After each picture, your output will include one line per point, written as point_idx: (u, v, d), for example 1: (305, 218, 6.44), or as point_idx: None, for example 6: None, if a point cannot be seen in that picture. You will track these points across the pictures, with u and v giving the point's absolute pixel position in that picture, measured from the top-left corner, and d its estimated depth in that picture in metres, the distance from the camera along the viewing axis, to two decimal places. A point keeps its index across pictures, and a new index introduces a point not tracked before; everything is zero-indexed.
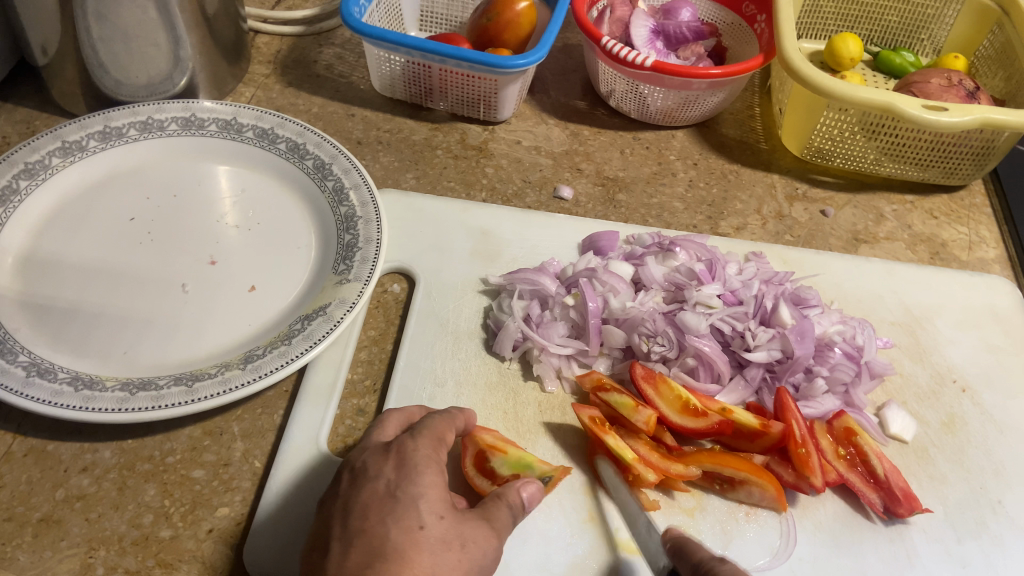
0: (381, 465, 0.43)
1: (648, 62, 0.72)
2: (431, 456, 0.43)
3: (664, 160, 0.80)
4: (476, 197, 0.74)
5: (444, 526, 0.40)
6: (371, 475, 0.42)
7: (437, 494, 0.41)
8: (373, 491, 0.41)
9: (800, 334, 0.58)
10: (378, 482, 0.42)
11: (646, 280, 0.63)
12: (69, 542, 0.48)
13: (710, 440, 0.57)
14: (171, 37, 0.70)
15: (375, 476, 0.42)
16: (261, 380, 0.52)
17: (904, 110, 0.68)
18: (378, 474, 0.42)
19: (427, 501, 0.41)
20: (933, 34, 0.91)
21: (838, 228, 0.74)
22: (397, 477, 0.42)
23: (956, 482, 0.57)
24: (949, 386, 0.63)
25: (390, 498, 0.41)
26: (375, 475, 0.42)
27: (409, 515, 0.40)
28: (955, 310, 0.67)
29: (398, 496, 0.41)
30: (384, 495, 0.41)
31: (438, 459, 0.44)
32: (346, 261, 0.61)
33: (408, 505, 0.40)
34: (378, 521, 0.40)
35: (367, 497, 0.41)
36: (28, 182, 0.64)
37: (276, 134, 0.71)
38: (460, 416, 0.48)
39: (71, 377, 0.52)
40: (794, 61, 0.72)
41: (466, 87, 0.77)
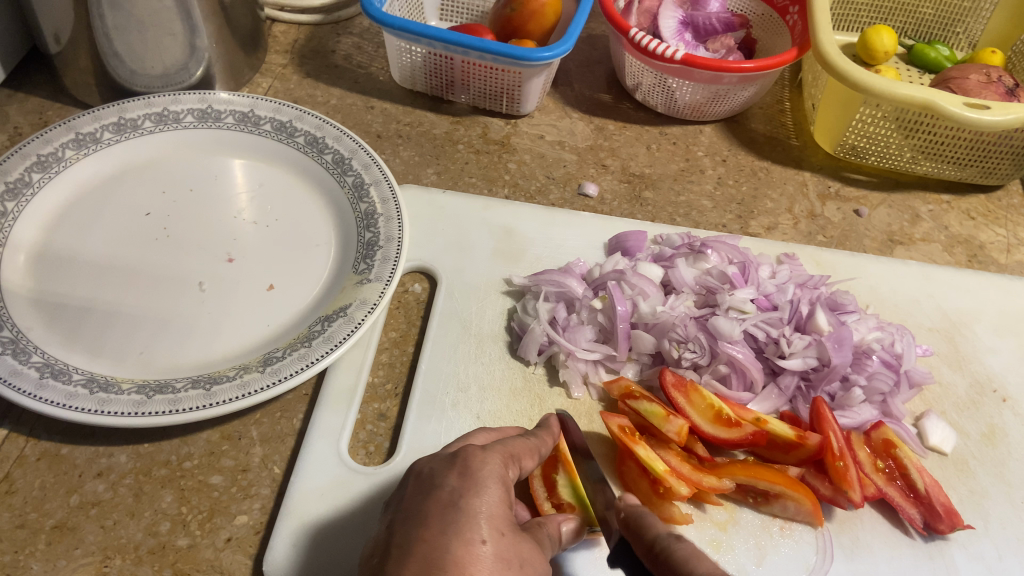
0: (446, 474, 0.40)
1: (678, 56, 0.70)
2: (498, 473, 0.41)
3: (691, 156, 0.77)
4: (498, 193, 0.72)
5: (503, 545, 0.37)
6: (436, 483, 0.40)
7: (500, 512, 0.39)
8: (436, 498, 0.39)
9: (838, 341, 0.56)
10: (443, 491, 0.39)
11: (677, 283, 0.61)
12: (83, 550, 0.47)
13: (742, 450, 0.55)
14: (187, 26, 0.68)
15: (439, 485, 0.39)
16: (281, 384, 0.50)
17: (945, 108, 0.65)
18: (444, 483, 0.39)
19: (490, 517, 0.38)
20: (969, 28, 0.88)
21: (873, 228, 0.72)
22: (462, 487, 0.39)
23: (998, 497, 0.55)
24: (988, 396, 0.60)
25: (453, 509, 0.38)
26: (440, 485, 0.39)
27: (472, 528, 0.37)
28: (995, 316, 0.65)
29: (461, 507, 0.38)
30: (447, 504, 0.38)
31: (505, 477, 0.41)
32: (367, 260, 0.59)
33: (470, 518, 0.37)
34: (439, 530, 0.37)
35: (431, 504, 0.38)
36: (41, 176, 0.62)
37: (294, 127, 0.69)
38: (545, 440, 0.46)
39: (86, 379, 0.50)
40: (830, 55, 0.69)
41: (490, 80, 0.75)
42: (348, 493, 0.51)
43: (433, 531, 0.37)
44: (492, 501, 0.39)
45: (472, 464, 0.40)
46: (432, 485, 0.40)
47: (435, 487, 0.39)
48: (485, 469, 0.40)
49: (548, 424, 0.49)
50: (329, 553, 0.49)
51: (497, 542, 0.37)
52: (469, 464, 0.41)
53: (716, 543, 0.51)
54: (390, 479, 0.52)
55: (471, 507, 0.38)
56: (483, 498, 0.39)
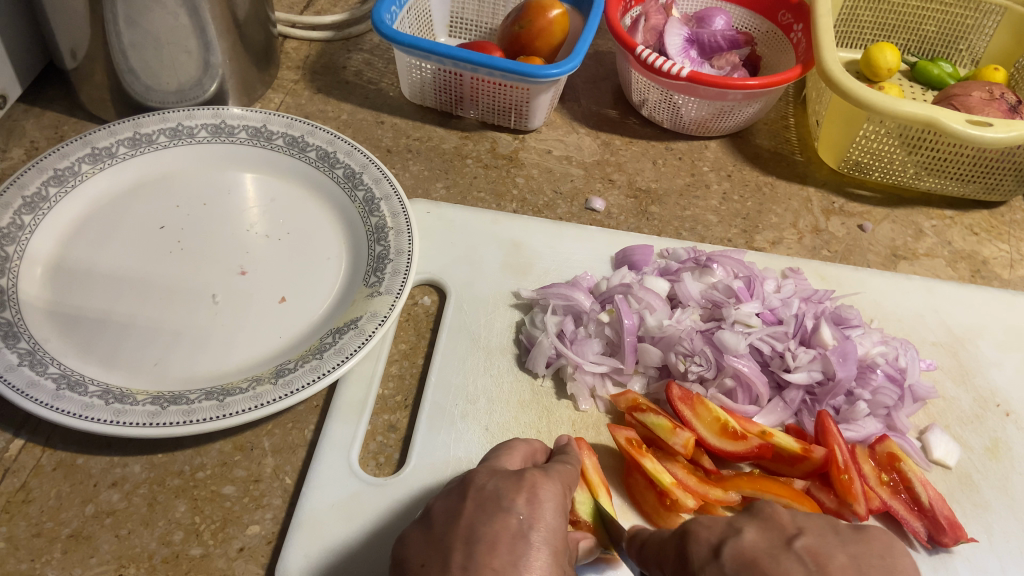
0: (516, 498, 0.40)
1: (684, 72, 0.71)
2: (558, 504, 0.41)
3: (697, 171, 0.78)
4: (507, 208, 0.73)
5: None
6: (505, 506, 0.39)
7: (560, 545, 0.39)
8: (505, 524, 0.38)
9: (842, 355, 0.57)
10: (510, 517, 0.39)
11: (683, 297, 0.61)
12: (99, 559, 0.48)
13: (748, 463, 0.55)
14: (202, 42, 0.69)
15: (508, 509, 0.39)
16: (293, 396, 0.51)
17: (948, 125, 0.66)
18: (512, 507, 0.39)
19: (555, 551, 0.38)
20: (972, 45, 0.89)
21: (876, 243, 0.73)
22: (531, 516, 0.39)
23: (1002, 510, 0.56)
24: (992, 410, 0.61)
25: (523, 539, 0.38)
26: (508, 508, 0.39)
27: (538, 560, 0.37)
28: (998, 331, 0.66)
29: (530, 538, 0.38)
30: (517, 534, 0.38)
31: (563, 506, 0.41)
32: (378, 274, 0.60)
33: (538, 551, 0.38)
34: (509, 561, 0.37)
35: (499, 529, 0.38)
36: (57, 190, 0.63)
37: (306, 142, 0.70)
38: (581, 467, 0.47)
39: (101, 390, 0.51)
40: (834, 73, 0.70)
41: (498, 96, 0.76)
42: (359, 503, 0.52)
43: (503, 561, 0.37)
44: (554, 533, 0.39)
45: (541, 494, 0.41)
46: (498, 507, 0.39)
47: (502, 511, 0.39)
48: (549, 498, 0.41)
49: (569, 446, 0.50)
50: (341, 563, 0.49)
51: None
52: (536, 490, 0.41)
53: None
54: (400, 490, 0.53)
55: (537, 539, 0.38)
56: (549, 530, 0.39)
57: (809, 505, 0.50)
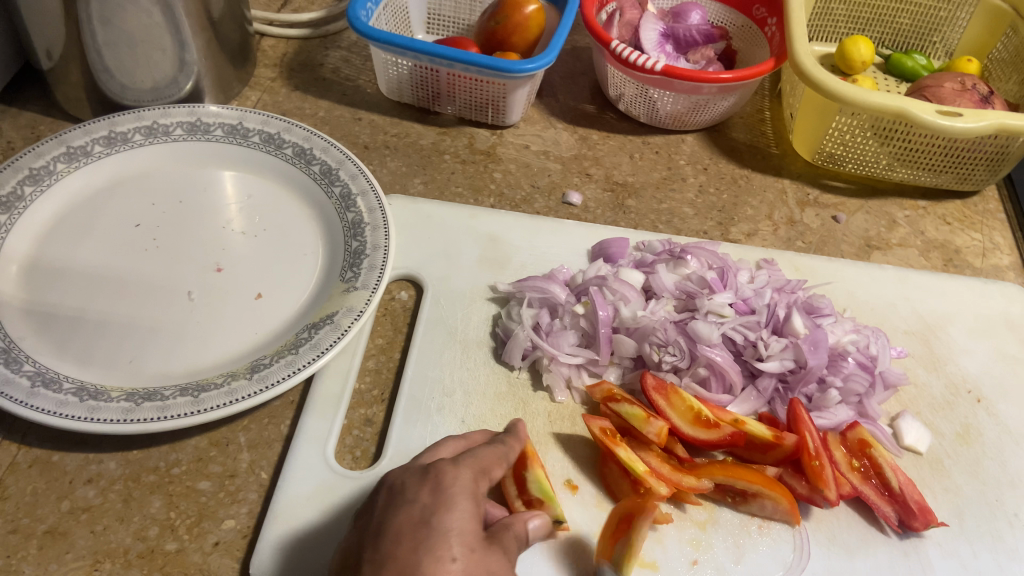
0: (419, 490, 0.41)
1: (658, 66, 0.72)
2: (470, 488, 0.41)
3: (673, 165, 0.79)
4: (484, 203, 0.73)
5: (473, 561, 0.38)
6: (408, 499, 0.41)
7: (471, 528, 0.39)
8: (409, 516, 0.39)
9: (813, 343, 0.57)
10: (414, 507, 0.40)
11: (657, 288, 0.62)
12: (73, 555, 0.48)
13: (722, 452, 0.56)
14: (177, 41, 0.69)
15: (411, 500, 0.40)
16: (268, 391, 0.51)
17: (918, 116, 0.67)
18: (416, 498, 0.40)
19: (461, 534, 0.39)
20: (946, 37, 0.90)
21: (850, 234, 0.74)
22: (434, 503, 0.40)
23: (972, 495, 0.56)
24: (963, 396, 0.62)
25: (425, 526, 0.39)
26: (412, 500, 0.40)
27: (446, 544, 0.38)
28: (969, 318, 0.67)
29: (434, 525, 0.39)
30: (419, 522, 0.39)
31: (476, 490, 0.42)
32: (353, 269, 0.60)
33: (443, 536, 0.38)
34: (411, 548, 0.38)
35: (401, 521, 0.39)
36: (33, 189, 0.63)
37: (282, 139, 0.70)
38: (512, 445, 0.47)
39: (76, 387, 0.51)
40: (806, 65, 0.71)
41: (475, 92, 0.77)
42: (335, 496, 0.52)
43: (405, 549, 0.38)
44: (464, 516, 0.40)
45: (444, 481, 0.41)
46: (403, 500, 0.41)
47: (405, 503, 0.40)
48: (456, 483, 0.41)
49: (517, 427, 0.49)
50: (316, 556, 0.49)
51: (468, 559, 0.38)
52: (441, 478, 0.41)
53: (694, 543, 0.52)
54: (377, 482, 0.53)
55: (441, 524, 0.39)
56: (456, 514, 0.39)
57: (780, 490, 0.51)
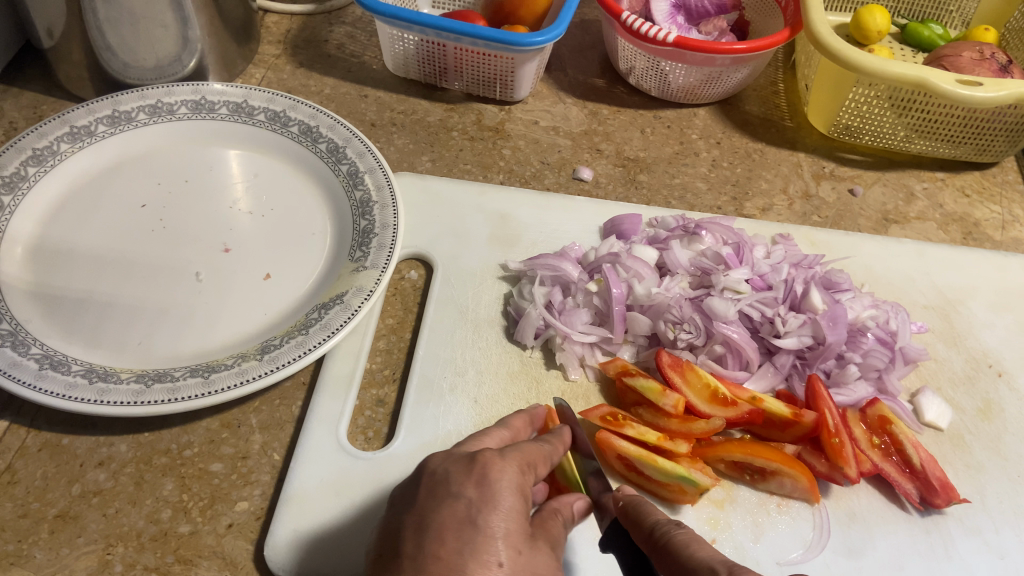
0: (464, 483, 0.40)
1: (670, 37, 0.70)
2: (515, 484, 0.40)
3: (686, 139, 0.77)
4: (493, 180, 0.72)
5: (520, 564, 0.37)
6: (453, 492, 0.40)
7: (516, 526, 0.39)
8: (453, 511, 0.38)
9: (832, 319, 0.56)
10: (459, 502, 0.39)
11: (671, 265, 0.61)
12: (86, 538, 0.47)
13: (740, 430, 0.55)
14: (179, 17, 0.68)
15: (456, 494, 0.39)
16: (279, 371, 0.51)
17: (938, 85, 0.66)
18: (461, 493, 0.39)
19: (507, 535, 0.38)
20: (963, 6, 0.88)
21: (867, 208, 0.72)
22: (480, 498, 0.39)
23: (994, 471, 0.55)
24: (984, 371, 0.61)
25: (472, 525, 0.38)
26: (457, 494, 0.39)
27: (490, 546, 0.37)
28: (990, 292, 0.65)
29: (479, 524, 0.38)
30: (464, 520, 0.38)
31: (521, 484, 0.41)
32: (363, 247, 0.59)
33: (489, 538, 0.37)
34: (455, 550, 0.37)
35: (446, 515, 0.38)
36: (37, 169, 0.62)
37: (288, 117, 0.69)
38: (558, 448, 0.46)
39: (85, 369, 0.51)
40: (822, 35, 0.69)
41: (483, 67, 0.75)
42: (348, 478, 0.52)
43: (449, 549, 0.37)
44: (508, 515, 0.39)
45: (491, 475, 0.40)
46: (447, 493, 0.40)
47: (450, 497, 0.39)
48: (502, 477, 0.40)
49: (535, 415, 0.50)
50: (331, 540, 0.49)
51: (515, 562, 0.37)
52: (488, 472, 0.40)
53: (713, 522, 0.51)
54: (390, 464, 0.52)
55: (487, 524, 0.38)
56: (500, 513, 0.39)
57: (800, 467, 0.50)
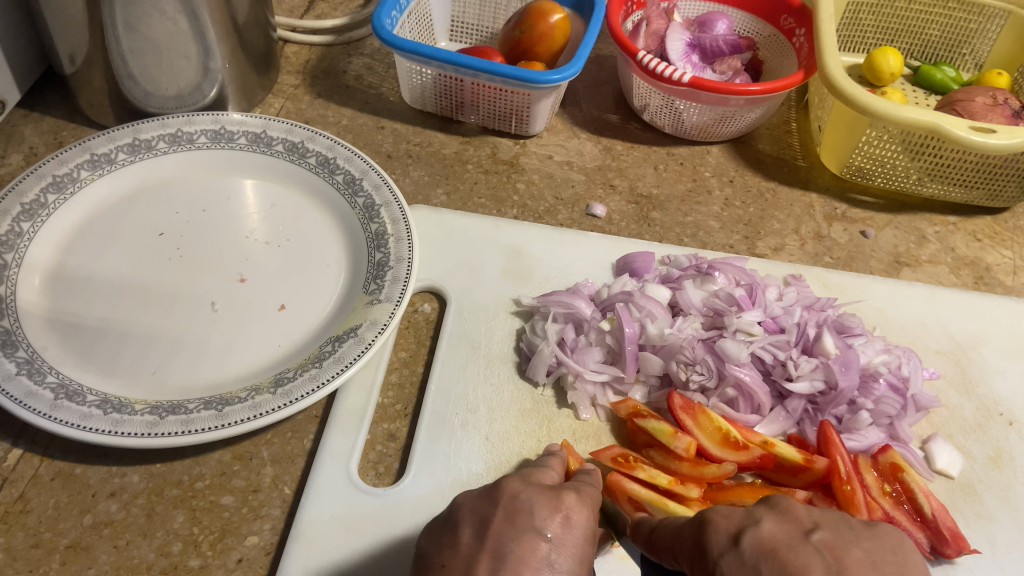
0: (548, 520, 0.40)
1: (685, 78, 0.71)
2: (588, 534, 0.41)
3: (699, 177, 0.78)
4: (507, 214, 0.73)
5: None
6: (536, 526, 0.40)
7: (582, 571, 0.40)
8: (534, 546, 0.38)
9: (845, 364, 0.56)
10: (539, 541, 0.39)
11: (684, 305, 0.61)
12: (97, 569, 0.47)
13: (751, 474, 0.55)
14: (201, 48, 0.69)
15: (539, 530, 0.39)
16: (292, 406, 0.51)
17: (952, 131, 0.66)
18: (544, 530, 0.39)
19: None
20: (975, 49, 0.89)
21: (879, 250, 0.72)
22: (560, 539, 0.39)
23: (1004, 521, 0.55)
24: (995, 419, 0.61)
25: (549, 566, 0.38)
26: (540, 530, 0.39)
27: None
28: (1002, 338, 0.65)
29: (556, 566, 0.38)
30: (543, 560, 0.38)
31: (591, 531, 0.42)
32: (377, 281, 0.60)
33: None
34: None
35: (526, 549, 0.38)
36: (56, 196, 0.63)
37: (306, 148, 0.69)
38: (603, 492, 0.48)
39: (100, 400, 0.51)
40: (835, 78, 0.70)
41: (499, 102, 0.76)
42: (357, 517, 0.52)
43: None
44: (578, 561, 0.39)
45: (573, 519, 0.41)
46: (530, 525, 0.40)
47: (532, 531, 0.39)
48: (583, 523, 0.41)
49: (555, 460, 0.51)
50: None
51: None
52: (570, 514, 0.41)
53: None
54: (400, 501, 0.53)
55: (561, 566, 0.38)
56: (572, 557, 0.39)
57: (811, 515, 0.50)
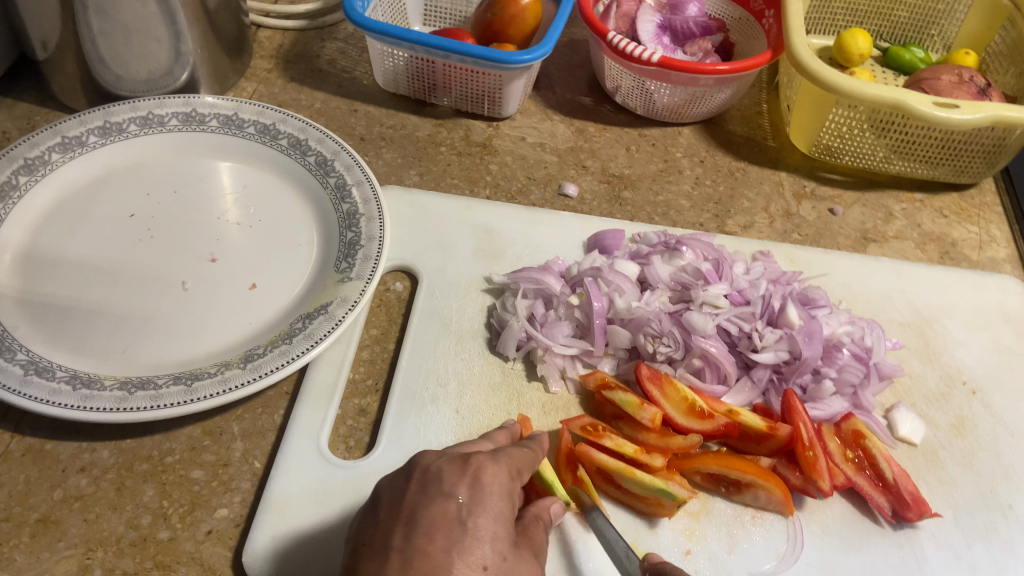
0: (457, 483, 0.41)
1: (654, 58, 0.72)
2: (506, 488, 0.42)
3: (670, 157, 0.79)
4: (479, 194, 0.73)
5: (504, 569, 0.39)
6: (446, 491, 0.41)
7: (502, 531, 0.40)
8: (444, 509, 0.40)
9: (808, 335, 0.57)
10: (450, 502, 0.40)
11: (652, 280, 0.62)
12: (66, 542, 0.48)
13: (716, 442, 0.56)
14: (172, 31, 0.69)
15: (448, 494, 0.41)
16: (261, 380, 0.51)
17: (915, 108, 0.67)
18: (453, 493, 0.41)
19: (494, 538, 0.40)
20: (944, 30, 0.90)
21: (847, 226, 0.74)
22: (471, 501, 0.40)
23: (965, 486, 0.56)
24: (958, 388, 0.62)
25: (461, 526, 0.39)
26: (449, 493, 0.41)
27: (477, 548, 0.39)
28: (965, 310, 0.66)
29: (468, 526, 0.39)
30: (455, 520, 0.39)
31: (511, 489, 0.43)
32: (348, 259, 0.60)
33: (476, 541, 0.39)
34: (444, 548, 0.38)
35: (435, 514, 0.40)
36: (28, 178, 0.63)
37: (278, 130, 0.70)
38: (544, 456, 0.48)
39: (69, 376, 0.51)
40: (802, 57, 0.71)
41: (471, 83, 0.76)
42: (327, 488, 0.52)
43: (438, 547, 0.38)
44: (497, 519, 0.40)
45: (484, 479, 0.42)
46: (439, 492, 0.41)
47: (442, 496, 0.40)
48: (494, 482, 0.42)
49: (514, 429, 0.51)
50: (310, 549, 0.49)
51: (499, 567, 0.39)
52: (479, 475, 0.42)
53: (688, 533, 0.52)
54: (369, 473, 0.53)
55: (476, 527, 0.39)
56: (489, 517, 0.40)
57: (773, 480, 0.51)
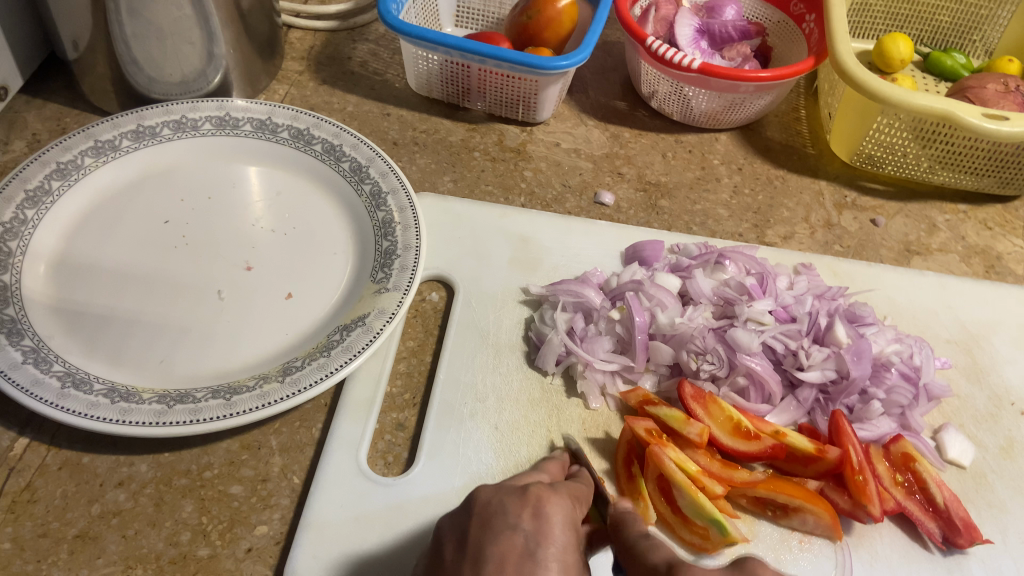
0: (521, 515, 0.40)
1: (695, 64, 0.70)
2: (567, 516, 0.41)
3: (707, 164, 0.77)
4: (514, 202, 0.72)
5: None
6: (510, 523, 0.40)
7: (573, 559, 0.40)
8: (511, 544, 0.39)
9: (857, 353, 0.56)
10: (516, 535, 0.39)
11: (694, 294, 0.60)
12: (105, 560, 0.47)
13: (762, 463, 0.55)
14: (205, 33, 0.68)
15: (513, 527, 0.40)
16: (300, 395, 0.50)
17: (964, 119, 0.65)
18: (518, 525, 0.40)
19: (565, 568, 0.39)
20: (986, 36, 0.88)
21: (889, 238, 0.72)
22: (537, 532, 0.39)
23: (1017, 511, 0.55)
24: (1007, 409, 0.60)
25: (530, 559, 0.38)
26: (513, 526, 0.40)
27: None
28: (1013, 328, 0.65)
29: (538, 557, 0.38)
30: (524, 553, 0.39)
31: (572, 518, 0.42)
32: (385, 269, 0.59)
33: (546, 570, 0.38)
34: None
35: (506, 549, 0.39)
36: (60, 183, 0.62)
37: (312, 135, 0.69)
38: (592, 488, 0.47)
39: (107, 388, 0.50)
40: (847, 65, 0.69)
41: (506, 88, 0.75)
42: (368, 504, 0.51)
43: None
44: (565, 549, 0.39)
45: (546, 510, 0.41)
46: (504, 525, 0.40)
47: (508, 529, 0.39)
48: (556, 512, 0.41)
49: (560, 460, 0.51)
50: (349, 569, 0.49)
51: None
52: (542, 504, 0.41)
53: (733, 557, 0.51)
54: (410, 491, 0.52)
55: (546, 557, 0.39)
56: (557, 548, 0.39)
57: (823, 504, 0.50)
